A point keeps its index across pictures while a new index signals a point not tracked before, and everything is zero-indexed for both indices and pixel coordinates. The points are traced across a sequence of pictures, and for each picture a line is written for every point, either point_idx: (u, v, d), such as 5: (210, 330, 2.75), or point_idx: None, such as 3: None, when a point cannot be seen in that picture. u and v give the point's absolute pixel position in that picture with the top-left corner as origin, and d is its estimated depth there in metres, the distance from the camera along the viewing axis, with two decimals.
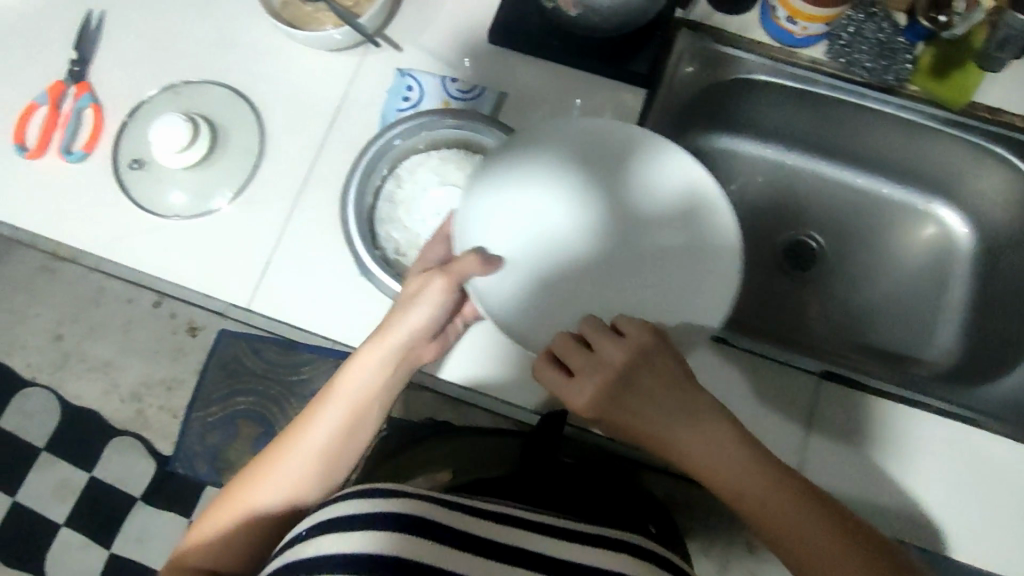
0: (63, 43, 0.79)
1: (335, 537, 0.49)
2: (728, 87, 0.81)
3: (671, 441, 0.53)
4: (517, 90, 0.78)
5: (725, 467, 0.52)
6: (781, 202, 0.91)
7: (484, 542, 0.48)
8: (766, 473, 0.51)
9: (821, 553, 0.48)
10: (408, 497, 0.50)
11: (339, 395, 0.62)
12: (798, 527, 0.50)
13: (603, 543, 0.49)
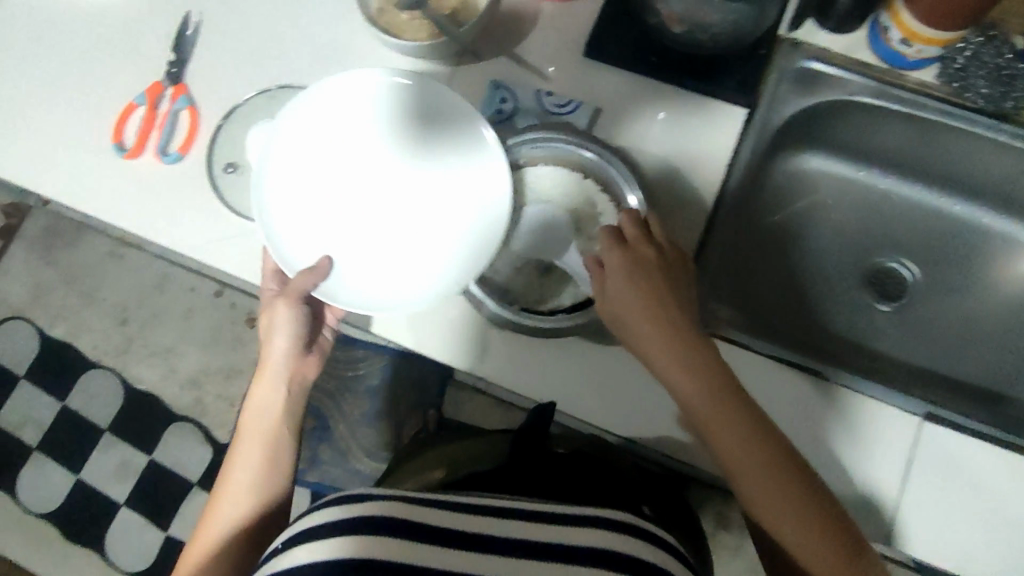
0: (162, 45, 0.81)
1: (312, 546, 0.50)
2: (828, 108, 0.78)
3: (656, 357, 0.59)
4: (611, 104, 0.76)
5: (700, 395, 0.58)
6: (870, 227, 0.86)
7: (467, 536, 0.50)
8: (735, 410, 0.58)
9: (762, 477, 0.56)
10: (385, 501, 0.52)
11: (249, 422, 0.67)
12: (749, 456, 0.57)
13: (573, 523, 0.51)
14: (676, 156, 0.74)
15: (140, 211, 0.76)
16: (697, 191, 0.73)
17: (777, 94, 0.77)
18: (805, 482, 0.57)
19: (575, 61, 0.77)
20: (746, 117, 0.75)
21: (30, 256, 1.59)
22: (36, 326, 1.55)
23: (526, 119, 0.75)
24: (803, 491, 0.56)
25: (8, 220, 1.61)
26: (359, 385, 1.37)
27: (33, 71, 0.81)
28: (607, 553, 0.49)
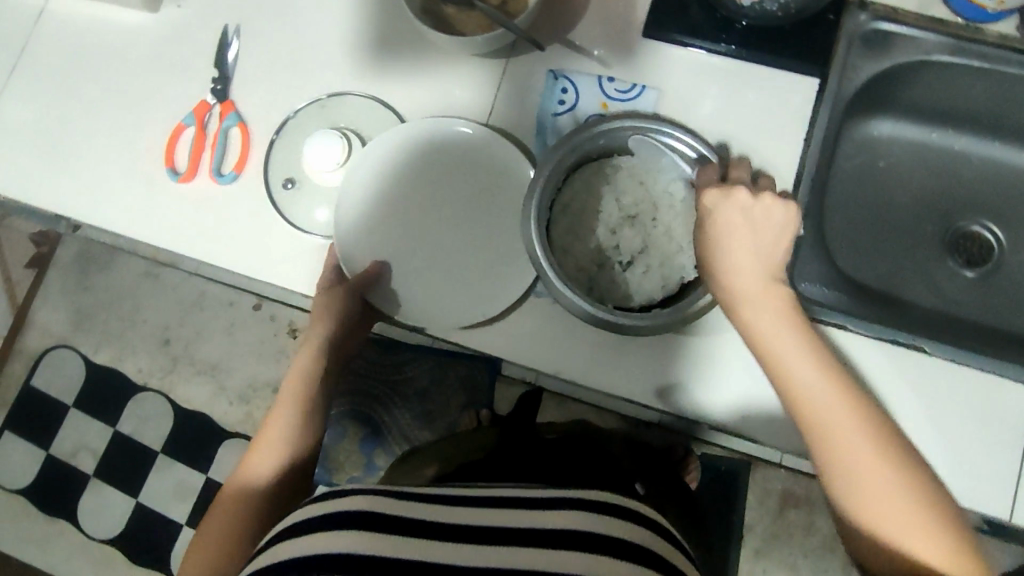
0: (206, 62, 0.79)
1: (299, 541, 0.45)
2: (901, 70, 0.74)
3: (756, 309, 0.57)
4: (674, 86, 0.74)
5: (793, 361, 0.55)
6: (947, 191, 0.82)
7: (472, 527, 0.45)
8: (835, 383, 0.54)
9: (860, 451, 0.51)
10: (373, 495, 0.47)
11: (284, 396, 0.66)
12: (845, 432, 0.52)
13: (585, 506, 0.47)
14: (748, 135, 0.72)
15: (201, 235, 0.75)
16: (772, 167, 0.71)
17: (847, 60, 0.74)
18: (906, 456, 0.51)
19: (632, 44, 0.75)
20: (819, 85, 0.72)
21: (67, 282, 1.59)
22: (79, 353, 1.55)
23: (590, 108, 0.73)
24: (887, 440, 0.51)
25: (40, 250, 1.61)
26: (408, 387, 1.33)
27: (81, 101, 0.80)
28: (596, 536, 0.45)
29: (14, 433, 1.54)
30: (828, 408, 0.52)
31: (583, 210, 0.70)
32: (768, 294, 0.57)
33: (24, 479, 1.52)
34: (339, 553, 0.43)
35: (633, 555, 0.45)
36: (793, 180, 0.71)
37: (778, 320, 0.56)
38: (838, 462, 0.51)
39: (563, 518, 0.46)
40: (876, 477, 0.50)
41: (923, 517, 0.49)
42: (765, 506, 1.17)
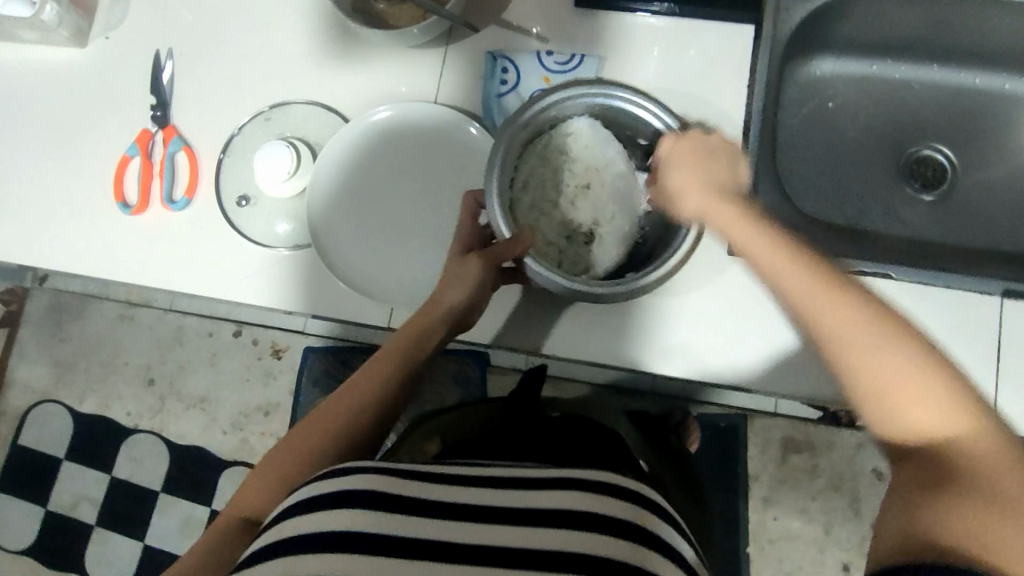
0: (142, 91, 0.78)
1: (303, 520, 0.45)
2: (833, 6, 0.75)
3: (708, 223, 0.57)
4: (614, 52, 0.74)
5: (751, 245, 0.51)
6: (896, 119, 0.83)
7: (470, 509, 0.45)
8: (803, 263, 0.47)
9: (834, 321, 0.44)
10: (373, 472, 0.46)
11: (392, 343, 0.63)
12: (813, 304, 0.45)
13: (590, 488, 0.45)
14: (691, 92, 0.73)
15: (165, 264, 0.74)
16: (720, 120, 0.72)
17: (780, 3, 0.74)
18: (903, 338, 0.42)
19: (566, 15, 0.75)
20: (754, 32, 0.73)
21: (42, 337, 1.56)
22: (65, 406, 1.53)
23: (533, 84, 0.73)
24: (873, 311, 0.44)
25: (8, 307, 1.59)
26: None
27: (21, 148, 0.79)
28: (592, 517, 0.44)
29: (11, 496, 1.52)
30: (806, 300, 0.46)
31: (535, 181, 0.70)
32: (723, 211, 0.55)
33: (27, 538, 1.50)
34: (343, 531, 0.43)
35: (639, 538, 0.44)
36: (741, 130, 0.72)
37: (752, 228, 0.52)
38: (830, 360, 0.44)
39: (564, 498, 0.44)
40: (873, 354, 0.42)
41: (909, 386, 0.41)
42: (767, 455, 1.18)
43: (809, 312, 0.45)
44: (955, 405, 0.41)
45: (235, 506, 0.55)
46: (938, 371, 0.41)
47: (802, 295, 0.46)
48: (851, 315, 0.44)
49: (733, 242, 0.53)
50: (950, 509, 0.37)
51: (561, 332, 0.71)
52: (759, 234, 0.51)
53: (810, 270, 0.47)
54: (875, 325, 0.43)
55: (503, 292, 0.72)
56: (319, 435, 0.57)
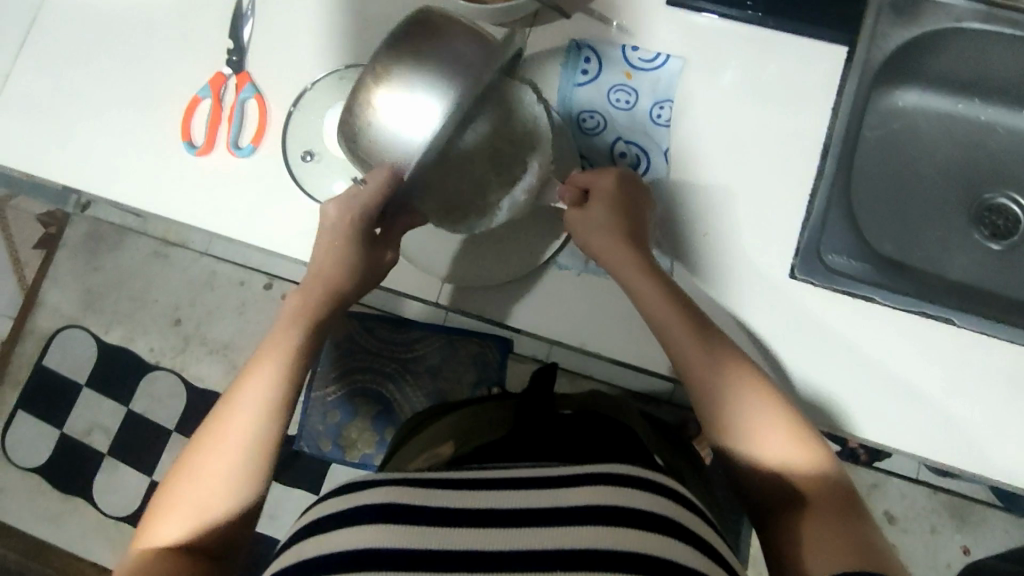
0: (221, 33, 0.78)
1: (334, 536, 0.46)
2: (929, 38, 0.73)
3: (633, 282, 0.60)
4: (699, 55, 0.73)
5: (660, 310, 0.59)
6: (973, 163, 0.81)
7: (494, 510, 0.46)
8: (695, 329, 0.58)
9: (718, 381, 0.55)
10: (387, 488, 0.48)
11: (281, 342, 0.58)
12: (702, 367, 0.56)
13: (613, 480, 0.47)
14: (772, 107, 0.71)
15: (222, 211, 0.74)
16: (797, 138, 0.71)
17: (877, 29, 0.72)
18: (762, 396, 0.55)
19: (654, 11, 0.74)
20: (846, 54, 0.72)
21: (77, 264, 1.58)
22: (91, 333, 1.55)
23: (612, 78, 0.72)
24: (743, 375, 0.56)
25: (47, 230, 1.60)
26: (419, 366, 1.33)
27: (94, 75, 0.79)
28: (611, 509, 0.45)
29: (28, 414, 1.55)
30: (719, 381, 0.55)
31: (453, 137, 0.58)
32: (642, 273, 0.60)
33: (39, 457, 1.52)
34: (369, 548, 0.44)
35: (667, 529, 0.46)
36: (818, 153, 0.70)
37: (664, 288, 0.60)
38: (731, 431, 0.54)
39: (552, 499, 0.46)
40: (747, 413, 0.54)
41: (773, 440, 0.53)
42: None
43: (714, 389, 0.55)
44: (813, 454, 0.53)
45: (158, 544, 0.51)
46: (802, 432, 0.54)
47: (716, 373, 0.56)
48: (752, 395, 0.55)
49: (648, 311, 0.60)
50: (824, 541, 0.48)
51: (607, 331, 0.70)
52: (677, 309, 0.59)
53: (716, 348, 0.57)
54: (763, 399, 0.55)
55: (554, 283, 0.71)
56: (230, 456, 0.54)
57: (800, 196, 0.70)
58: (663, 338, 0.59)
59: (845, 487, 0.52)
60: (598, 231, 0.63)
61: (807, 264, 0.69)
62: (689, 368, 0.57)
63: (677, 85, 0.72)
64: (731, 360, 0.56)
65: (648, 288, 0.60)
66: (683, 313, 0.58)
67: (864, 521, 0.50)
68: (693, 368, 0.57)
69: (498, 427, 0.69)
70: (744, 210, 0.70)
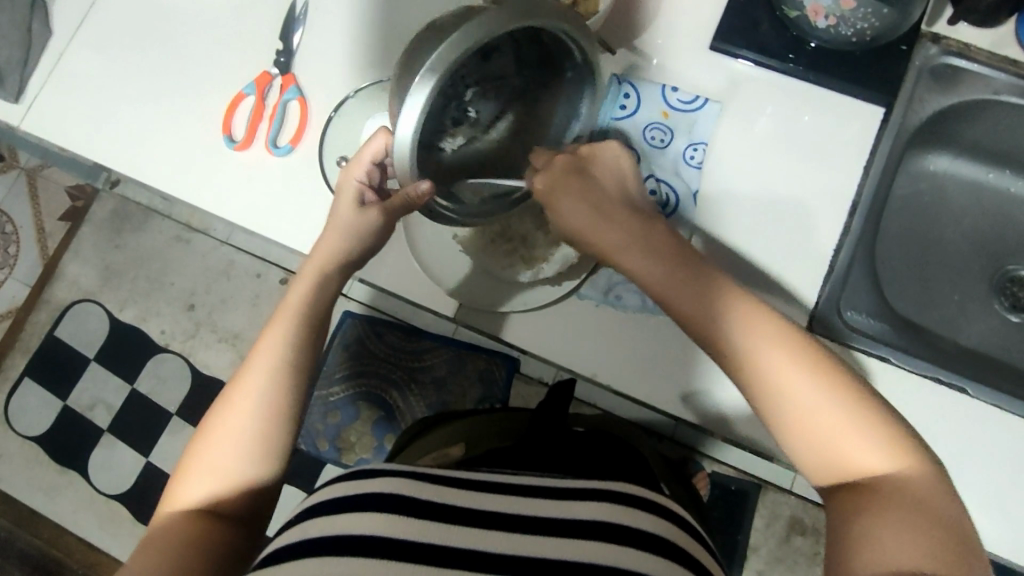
0: (272, 33, 0.80)
1: (328, 519, 0.46)
2: (966, 109, 0.74)
3: (620, 256, 0.57)
4: (736, 101, 0.74)
5: (662, 281, 0.55)
6: (999, 234, 0.82)
7: (497, 513, 0.46)
8: (692, 286, 0.54)
9: (721, 329, 0.52)
10: (389, 476, 0.48)
11: (289, 309, 0.60)
12: (705, 319, 0.53)
13: (611, 497, 0.48)
14: (806, 159, 0.72)
15: (254, 206, 0.76)
16: (827, 193, 0.71)
17: (915, 94, 0.73)
18: (763, 337, 0.50)
19: (696, 54, 0.75)
20: (883, 115, 0.72)
21: (99, 239, 1.60)
22: (105, 309, 1.56)
23: (649, 115, 0.73)
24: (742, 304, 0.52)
25: (75, 203, 1.63)
26: (424, 375, 1.33)
27: (145, 61, 0.81)
28: (614, 526, 0.46)
29: (34, 382, 1.56)
30: (741, 336, 0.51)
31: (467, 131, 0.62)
32: (634, 229, 0.57)
33: (39, 427, 1.54)
34: (368, 533, 0.45)
35: (660, 549, 0.46)
36: (847, 209, 0.71)
37: (658, 253, 0.56)
38: (753, 387, 0.50)
39: (562, 508, 0.47)
40: (776, 368, 0.49)
41: (800, 396, 0.48)
42: (771, 530, 1.18)
43: (728, 339, 0.51)
44: (869, 424, 0.47)
45: (183, 506, 0.54)
46: (849, 386, 0.48)
47: (722, 321, 0.52)
48: (783, 353, 0.49)
49: (647, 281, 0.56)
50: (890, 525, 0.43)
51: (618, 364, 0.71)
52: (679, 273, 0.54)
53: (722, 304, 0.52)
54: (782, 347, 0.50)
55: (573, 311, 0.72)
56: (246, 426, 0.56)
57: (825, 250, 0.70)
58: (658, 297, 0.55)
59: (915, 466, 0.46)
60: (566, 165, 0.58)
61: (828, 317, 0.69)
62: (733, 360, 0.51)
63: (712, 128, 0.73)
64: (770, 322, 0.51)
65: (663, 277, 0.55)
66: (708, 296, 0.53)
67: (941, 508, 0.44)
68: (734, 348, 0.51)
69: (505, 437, 0.70)
70: (769, 260, 0.70)
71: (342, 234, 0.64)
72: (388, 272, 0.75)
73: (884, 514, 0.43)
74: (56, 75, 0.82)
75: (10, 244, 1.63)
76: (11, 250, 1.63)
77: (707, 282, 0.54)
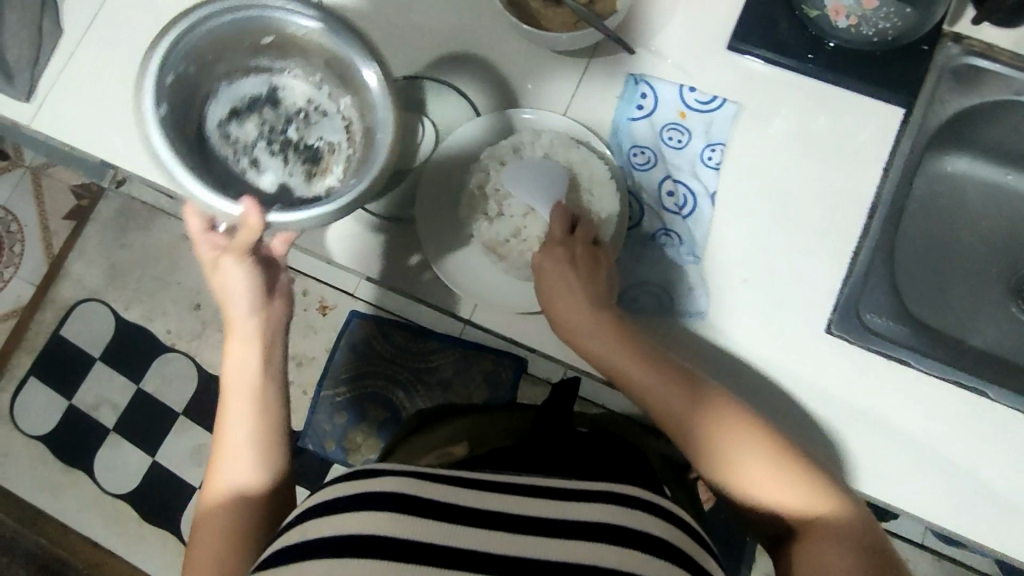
0: None
1: (329, 521, 0.46)
2: (986, 110, 0.73)
3: (594, 346, 0.63)
4: (754, 101, 0.73)
5: (627, 363, 0.62)
6: (1016, 237, 0.81)
7: (500, 516, 0.46)
8: (650, 365, 0.62)
9: (671, 404, 0.61)
10: (389, 477, 0.48)
11: (236, 389, 0.65)
12: (656, 393, 0.61)
13: (614, 501, 0.47)
14: (823, 161, 0.71)
15: None
16: (845, 196, 0.71)
17: (937, 94, 0.72)
18: (703, 411, 0.60)
19: (715, 54, 0.74)
20: (903, 116, 0.71)
21: (104, 238, 1.59)
22: (110, 308, 1.56)
23: (667, 116, 0.73)
24: (681, 381, 0.61)
25: (80, 202, 1.62)
26: (430, 376, 1.33)
27: None
28: (621, 529, 0.46)
29: (39, 381, 1.56)
30: (682, 411, 0.60)
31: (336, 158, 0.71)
32: (602, 320, 0.63)
33: (43, 426, 1.53)
34: (370, 535, 0.44)
35: (666, 552, 0.46)
36: (864, 212, 0.70)
37: (624, 340, 0.63)
38: (701, 454, 0.60)
39: (566, 511, 0.46)
40: (715, 437, 0.59)
41: (736, 460, 0.58)
42: None
43: (674, 410, 0.61)
44: (796, 478, 0.58)
45: None
46: (774, 447, 0.59)
47: (671, 400, 0.61)
48: (725, 424, 0.60)
49: (614, 361, 0.62)
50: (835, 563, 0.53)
51: None
52: (637, 355, 0.62)
53: (678, 384, 0.61)
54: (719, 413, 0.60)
55: None
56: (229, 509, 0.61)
57: (843, 253, 0.70)
58: (621, 379, 0.63)
59: (837, 508, 0.57)
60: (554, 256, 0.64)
61: (847, 318, 0.68)
62: (683, 429, 0.60)
63: (731, 129, 0.72)
64: (713, 397, 0.61)
65: (629, 360, 0.62)
66: (663, 375, 0.62)
67: (869, 539, 0.55)
68: (681, 421, 0.60)
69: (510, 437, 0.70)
70: (784, 262, 0.70)
71: (238, 302, 0.64)
72: (401, 272, 0.75)
73: (825, 550, 0.54)
74: (65, 73, 0.81)
75: (14, 243, 1.63)
76: (15, 248, 1.63)
77: (660, 363, 0.62)
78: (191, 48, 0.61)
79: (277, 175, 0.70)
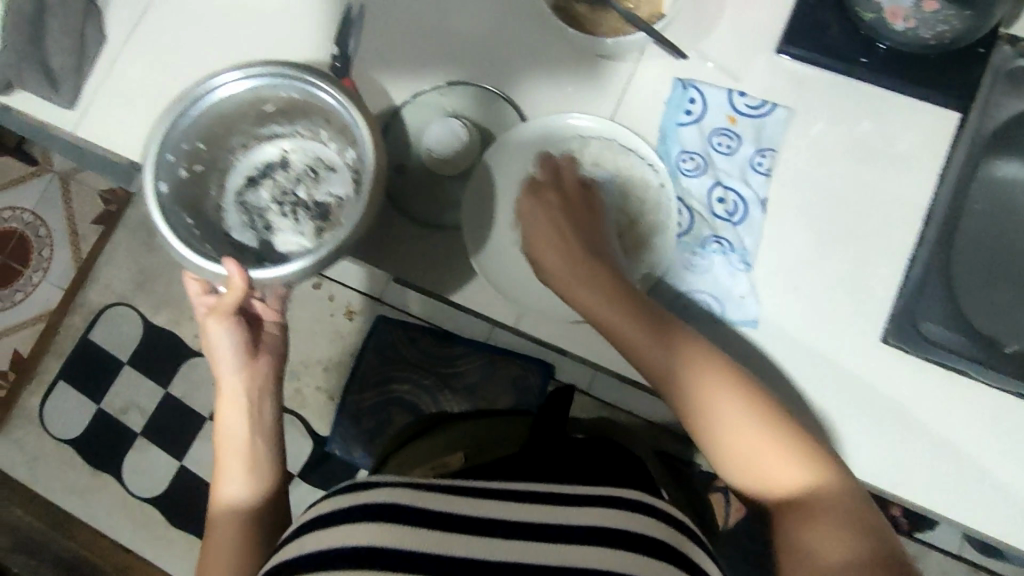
0: (328, 37, 0.79)
1: (333, 531, 0.48)
2: None
3: (579, 298, 0.64)
4: (802, 105, 0.72)
5: (610, 317, 0.62)
6: None
7: (505, 522, 0.49)
8: (630, 312, 0.62)
9: (651, 352, 0.61)
10: (390, 488, 0.51)
11: (228, 450, 0.68)
12: (639, 341, 0.61)
13: (612, 506, 0.51)
14: (874, 165, 0.70)
15: None
16: (900, 202, 0.69)
17: (992, 97, 0.70)
18: (683, 360, 0.60)
19: (762, 58, 0.73)
20: (958, 120, 0.70)
21: (132, 243, 1.60)
22: (138, 313, 1.57)
23: (716, 121, 0.72)
24: (663, 325, 0.61)
25: (109, 208, 1.64)
26: (457, 381, 1.32)
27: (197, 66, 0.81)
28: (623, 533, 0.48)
29: (67, 385, 1.57)
30: (662, 357, 0.60)
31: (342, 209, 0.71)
32: (584, 267, 0.64)
33: (72, 430, 1.54)
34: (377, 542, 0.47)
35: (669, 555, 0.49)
36: (920, 219, 0.69)
37: (609, 286, 0.63)
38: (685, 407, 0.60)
39: (566, 517, 0.49)
40: (696, 386, 0.59)
41: (721, 415, 0.58)
42: None
43: (656, 360, 0.61)
44: (779, 440, 0.57)
45: None
46: (761, 406, 0.58)
47: (654, 350, 0.61)
48: (713, 381, 0.59)
49: (599, 313, 0.63)
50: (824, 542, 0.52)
51: None
52: (624, 304, 0.62)
53: (657, 332, 0.61)
54: (705, 366, 0.59)
55: None
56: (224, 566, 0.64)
57: (898, 259, 0.68)
58: (610, 334, 0.63)
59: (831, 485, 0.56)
60: (538, 208, 0.68)
61: (903, 326, 0.67)
62: (666, 382, 0.60)
63: (782, 134, 0.71)
64: (697, 350, 0.60)
65: (610, 310, 0.62)
66: (647, 325, 0.61)
67: (870, 527, 0.53)
68: (666, 372, 0.60)
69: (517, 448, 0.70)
70: (838, 268, 0.69)
71: (226, 366, 0.68)
72: (443, 278, 0.74)
73: (814, 526, 0.54)
74: (108, 81, 0.82)
75: (44, 248, 1.64)
76: (44, 254, 1.64)
77: (640, 308, 0.62)
78: (192, 127, 0.65)
79: (290, 235, 0.72)
